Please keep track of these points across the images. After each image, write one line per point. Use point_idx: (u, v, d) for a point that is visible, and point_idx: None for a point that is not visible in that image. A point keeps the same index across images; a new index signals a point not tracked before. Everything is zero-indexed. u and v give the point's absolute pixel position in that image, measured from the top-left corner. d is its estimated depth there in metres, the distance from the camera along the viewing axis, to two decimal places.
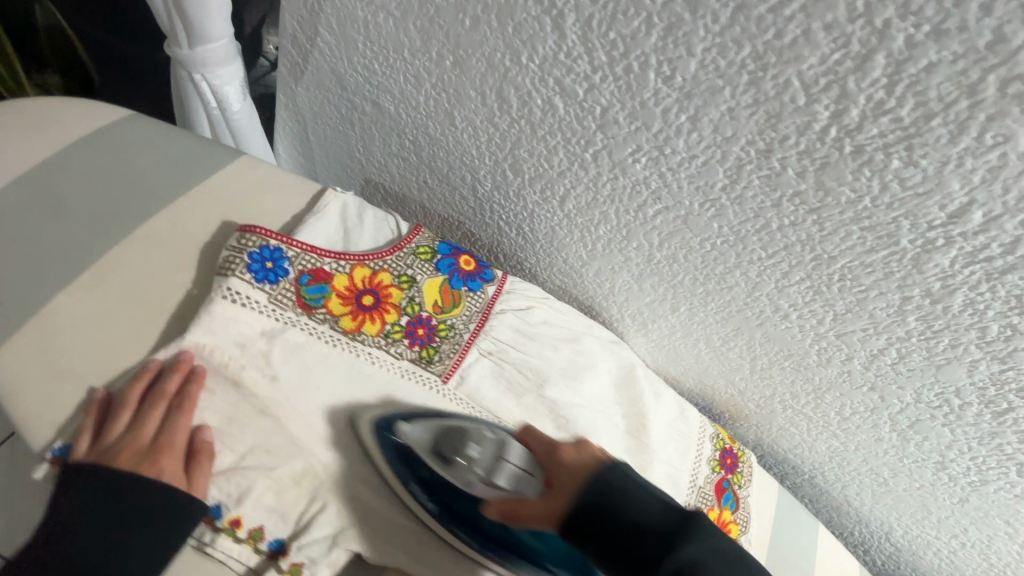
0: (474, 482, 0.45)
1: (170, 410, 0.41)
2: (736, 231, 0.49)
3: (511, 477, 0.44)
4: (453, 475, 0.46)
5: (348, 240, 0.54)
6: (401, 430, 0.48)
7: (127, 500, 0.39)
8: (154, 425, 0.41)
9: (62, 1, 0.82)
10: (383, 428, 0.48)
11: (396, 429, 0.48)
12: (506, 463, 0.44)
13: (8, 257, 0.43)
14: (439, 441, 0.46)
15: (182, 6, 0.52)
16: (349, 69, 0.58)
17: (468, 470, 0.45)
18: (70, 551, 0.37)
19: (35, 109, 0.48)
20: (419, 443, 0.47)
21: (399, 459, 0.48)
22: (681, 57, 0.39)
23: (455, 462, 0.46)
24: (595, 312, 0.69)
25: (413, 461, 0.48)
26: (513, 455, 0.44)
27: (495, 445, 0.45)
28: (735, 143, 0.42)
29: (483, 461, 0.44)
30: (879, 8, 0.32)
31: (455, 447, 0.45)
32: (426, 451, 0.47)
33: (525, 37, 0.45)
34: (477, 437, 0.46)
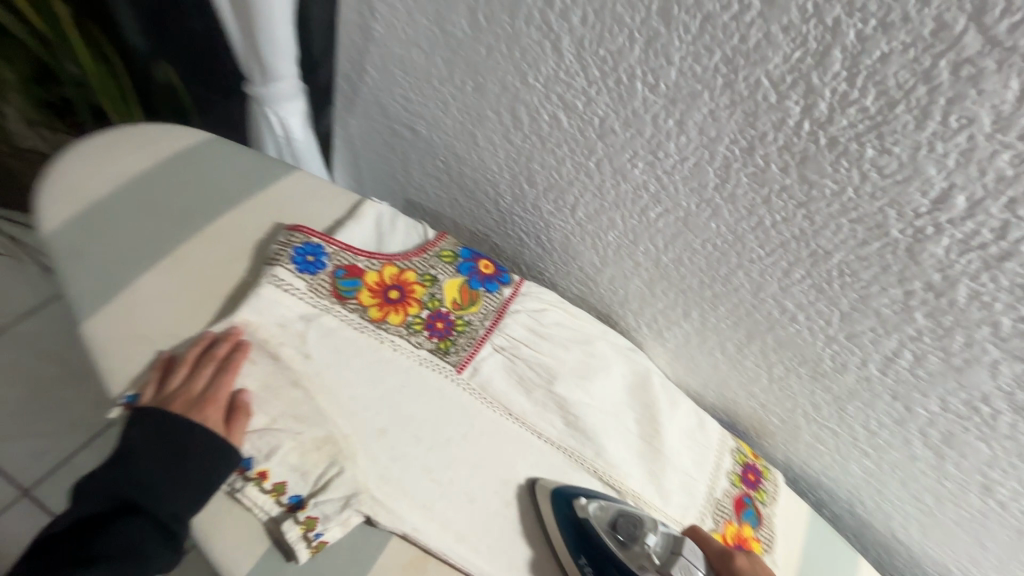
0: (646, 568, 0.49)
1: (218, 370, 0.49)
2: (733, 230, 0.51)
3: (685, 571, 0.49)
4: (624, 555, 0.50)
5: (381, 242, 0.62)
6: (582, 504, 0.53)
7: (177, 441, 0.46)
8: (203, 381, 0.48)
9: (178, 61, 1.01)
10: (561, 501, 0.54)
11: (574, 503, 0.53)
12: (682, 557, 0.49)
13: (103, 242, 0.51)
14: (619, 525, 0.52)
15: (259, 51, 0.63)
16: (391, 99, 0.67)
17: (643, 555, 0.50)
18: (126, 479, 0.44)
19: (134, 126, 0.58)
20: (600, 521, 0.52)
21: (570, 526, 0.53)
22: (662, 66, 0.44)
23: (629, 543, 0.51)
24: (613, 321, 0.72)
25: (585, 539, 0.52)
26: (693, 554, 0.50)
27: (672, 539, 0.51)
28: (720, 143, 0.46)
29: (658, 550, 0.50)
30: (827, 8, 0.35)
31: (633, 533, 0.51)
32: (605, 529, 0.52)
33: (531, 60, 0.51)
34: (654, 526, 0.51)
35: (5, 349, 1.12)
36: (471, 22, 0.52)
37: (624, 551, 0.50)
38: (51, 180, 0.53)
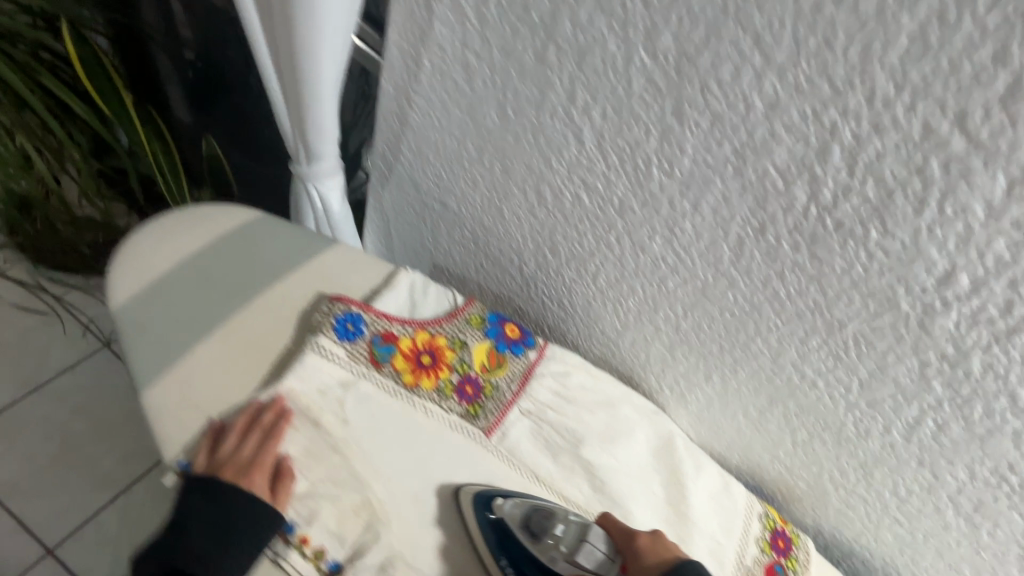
0: (557, 558, 0.50)
1: (264, 436, 0.52)
2: (750, 300, 0.54)
3: (591, 557, 0.49)
4: (535, 549, 0.51)
5: (413, 309, 0.66)
6: (497, 505, 0.54)
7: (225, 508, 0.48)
8: (250, 447, 0.51)
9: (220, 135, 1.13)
10: (480, 504, 0.55)
11: (493, 505, 0.54)
12: (588, 544, 0.50)
13: (164, 315, 0.56)
14: (531, 519, 0.53)
15: (307, 138, 0.69)
16: (424, 176, 0.73)
17: (553, 547, 0.51)
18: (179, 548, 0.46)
19: (194, 208, 0.63)
20: (512, 518, 0.53)
21: (489, 528, 0.54)
22: (677, 155, 0.48)
23: (540, 538, 0.51)
24: (635, 382, 0.73)
25: (503, 539, 0.53)
26: (596, 538, 0.50)
27: (579, 527, 0.51)
28: (733, 222, 0.50)
29: (566, 540, 0.50)
30: (824, 112, 0.39)
31: (544, 525, 0.52)
32: (519, 526, 0.53)
33: (554, 146, 0.56)
34: (564, 518, 0.52)
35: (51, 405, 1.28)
36: (499, 114, 0.58)
37: (536, 544, 0.51)
38: (120, 259, 0.57)
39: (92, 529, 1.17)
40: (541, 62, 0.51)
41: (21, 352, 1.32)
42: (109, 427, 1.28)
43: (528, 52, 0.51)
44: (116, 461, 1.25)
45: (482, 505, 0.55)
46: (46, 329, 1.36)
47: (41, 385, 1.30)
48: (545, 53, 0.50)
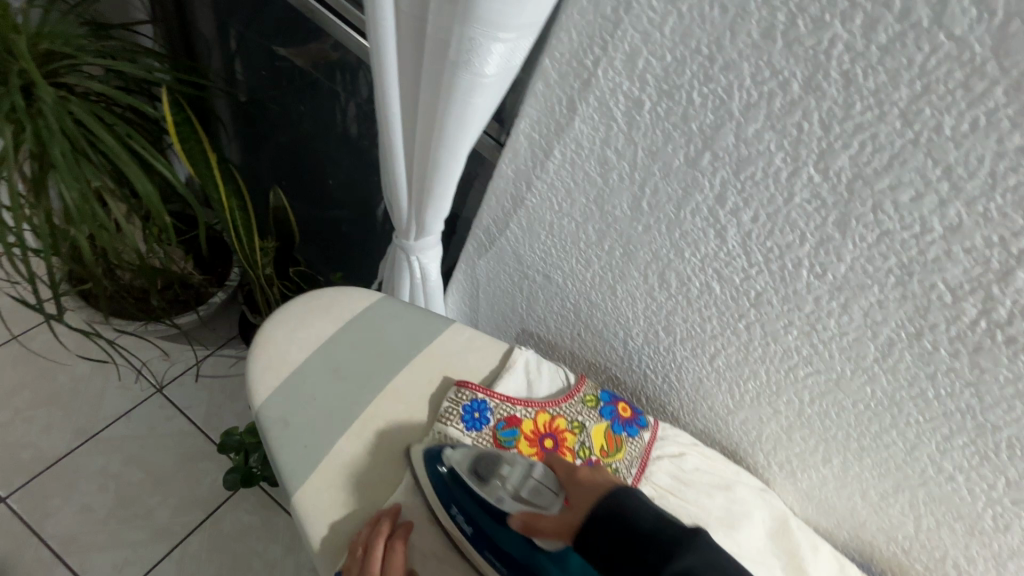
0: (503, 498, 0.49)
1: (387, 546, 0.49)
2: (890, 396, 0.54)
3: (534, 492, 0.48)
4: (483, 491, 0.51)
5: (531, 389, 0.66)
6: (446, 456, 0.54)
7: None
8: (378, 564, 0.48)
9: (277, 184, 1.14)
10: (431, 458, 0.54)
11: (442, 459, 0.54)
12: (531, 479, 0.49)
13: (307, 409, 0.56)
14: (478, 464, 0.52)
15: (423, 219, 0.70)
16: (530, 251, 0.74)
17: (500, 486, 0.50)
18: None
19: (319, 294, 0.64)
20: (461, 468, 0.52)
21: (441, 482, 0.53)
22: (833, 261, 0.49)
23: (487, 479, 0.51)
24: (740, 457, 0.73)
25: (452, 489, 0.52)
26: (538, 473, 0.50)
27: (524, 466, 0.50)
28: (886, 325, 0.50)
29: (514, 480, 0.50)
30: (1013, 241, 0.40)
31: (491, 468, 0.51)
32: (466, 472, 0.52)
33: (690, 240, 0.57)
34: (511, 458, 0.52)
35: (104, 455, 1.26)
36: (632, 205, 0.59)
37: (484, 487, 0.51)
38: (259, 352, 0.58)
39: None
40: (692, 166, 0.52)
41: (77, 399, 1.31)
42: (163, 476, 1.27)
43: (678, 156, 0.52)
44: (170, 512, 1.23)
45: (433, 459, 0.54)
46: (101, 374, 1.35)
47: (96, 434, 1.28)
48: (698, 158, 0.51)
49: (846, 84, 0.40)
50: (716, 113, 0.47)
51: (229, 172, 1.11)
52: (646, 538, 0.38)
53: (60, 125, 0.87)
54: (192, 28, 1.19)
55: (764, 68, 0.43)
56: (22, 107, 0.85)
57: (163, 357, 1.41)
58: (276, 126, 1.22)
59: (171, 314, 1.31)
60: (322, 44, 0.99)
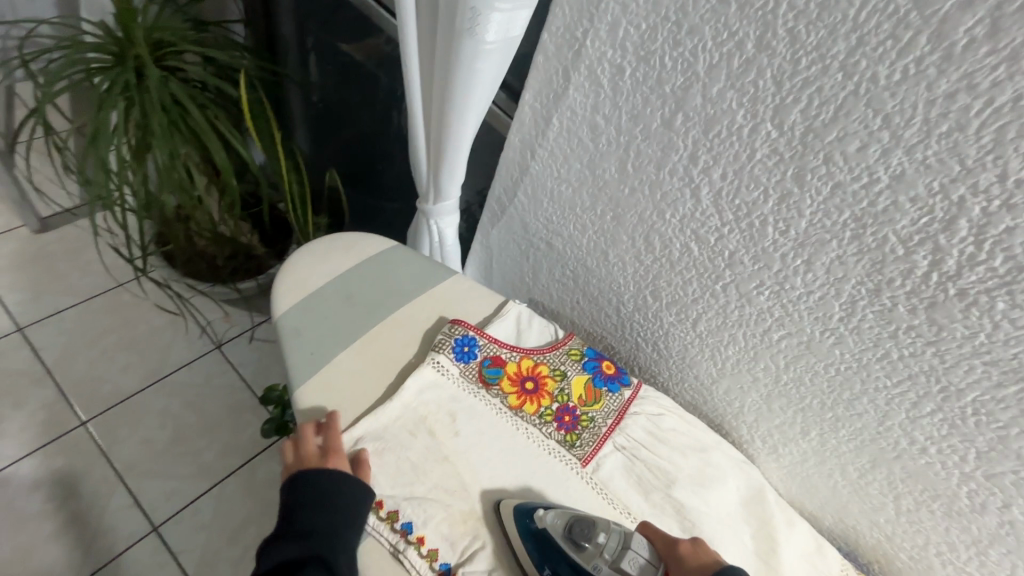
0: (600, 567, 0.51)
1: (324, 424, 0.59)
2: (858, 358, 0.55)
3: (636, 565, 0.51)
4: (579, 556, 0.53)
5: (520, 337, 0.71)
6: (540, 514, 0.56)
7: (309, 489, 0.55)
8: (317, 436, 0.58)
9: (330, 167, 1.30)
10: (521, 514, 0.56)
11: (536, 516, 0.55)
12: (632, 552, 0.51)
13: (319, 324, 0.65)
14: (574, 528, 0.54)
15: (438, 182, 0.78)
16: (534, 219, 0.80)
17: (597, 555, 0.52)
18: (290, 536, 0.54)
19: (343, 237, 0.74)
20: (556, 530, 0.54)
21: (532, 540, 0.54)
22: (794, 216, 0.52)
23: (582, 545, 0.53)
24: (725, 431, 0.75)
25: (546, 550, 0.54)
26: (638, 546, 0.52)
27: (621, 535, 0.53)
28: (847, 282, 0.52)
29: (609, 546, 0.52)
30: (952, 188, 0.42)
31: (587, 533, 0.53)
32: (562, 535, 0.54)
33: (670, 201, 0.61)
34: (606, 526, 0.54)
35: (166, 396, 1.43)
36: (619, 168, 0.64)
37: (581, 553, 0.53)
38: (286, 275, 0.68)
39: (189, 514, 1.29)
40: (667, 127, 0.57)
41: (151, 347, 1.50)
42: (213, 422, 1.42)
43: (656, 118, 0.57)
44: (216, 453, 1.37)
45: (524, 515, 0.56)
46: (173, 328, 1.54)
47: (162, 378, 1.46)
48: (672, 119, 0.56)
49: (791, 42, 0.45)
50: (685, 75, 0.52)
51: (293, 150, 1.26)
52: None
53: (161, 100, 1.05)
54: (276, 30, 1.37)
55: (723, 31, 0.48)
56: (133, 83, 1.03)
57: (225, 319, 1.59)
58: (337, 116, 1.37)
59: (235, 280, 1.48)
60: (379, 41, 1.13)
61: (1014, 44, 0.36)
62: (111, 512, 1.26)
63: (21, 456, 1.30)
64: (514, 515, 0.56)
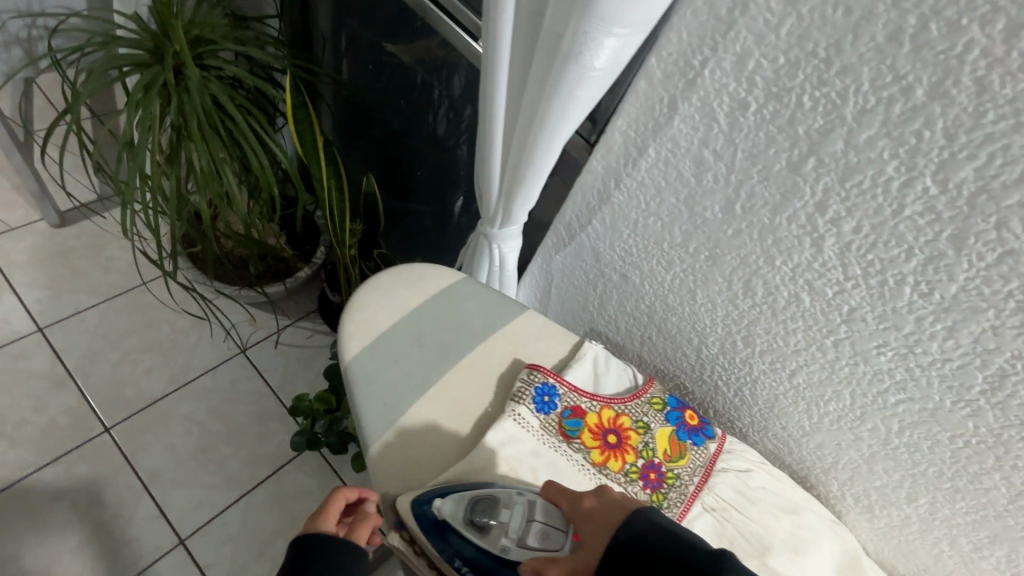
0: (509, 547, 0.49)
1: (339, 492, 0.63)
2: (996, 434, 0.50)
3: (541, 536, 0.49)
4: (485, 540, 0.50)
5: (598, 383, 0.66)
6: (438, 504, 0.52)
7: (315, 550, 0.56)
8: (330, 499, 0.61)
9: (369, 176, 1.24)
10: (418, 506, 0.52)
11: (432, 504, 0.52)
12: (535, 523, 0.50)
13: (390, 370, 0.61)
14: (476, 509, 0.51)
15: (509, 208, 0.72)
16: (609, 249, 0.75)
17: (502, 535, 0.50)
18: None
19: (407, 269, 0.68)
20: (455, 514, 0.51)
21: (432, 530, 0.51)
22: (942, 280, 0.47)
23: (487, 528, 0.51)
24: (811, 484, 0.70)
25: (450, 540, 0.51)
26: (540, 514, 0.50)
27: (524, 507, 0.51)
28: (998, 354, 0.47)
29: (514, 525, 0.50)
30: None
31: (489, 512, 0.51)
32: (463, 520, 0.51)
33: (783, 247, 0.56)
34: (508, 502, 0.52)
35: (190, 402, 1.39)
36: (724, 208, 0.58)
37: (485, 537, 0.50)
38: (351, 314, 0.63)
39: (216, 527, 1.25)
40: (794, 171, 0.51)
41: (174, 349, 1.45)
42: (240, 430, 1.38)
43: (780, 160, 0.51)
44: (242, 463, 1.34)
45: (423, 505, 0.52)
46: (196, 330, 1.50)
47: (186, 383, 1.41)
48: (802, 163, 0.50)
49: (978, 91, 0.39)
50: (827, 117, 0.47)
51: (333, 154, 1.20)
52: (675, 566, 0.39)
53: (201, 102, 0.99)
54: (312, 24, 1.30)
55: (887, 73, 0.42)
56: (172, 83, 0.97)
57: (249, 322, 1.54)
58: (374, 117, 1.31)
59: (262, 283, 1.43)
60: (429, 42, 1.06)
61: None
62: (137, 523, 1.23)
63: (44, 463, 1.26)
64: (413, 508, 0.52)
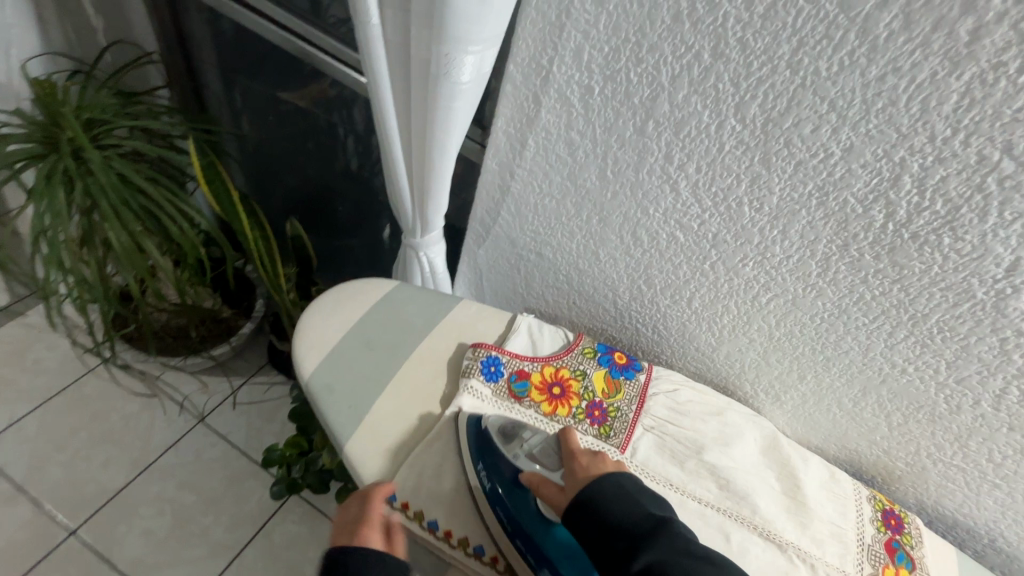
0: (519, 455, 0.61)
1: None
2: (838, 305, 0.64)
3: (544, 460, 0.60)
4: (506, 448, 0.61)
5: (536, 347, 0.75)
6: (486, 417, 0.64)
7: None
8: None
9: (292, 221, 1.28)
10: (473, 420, 0.64)
11: (482, 421, 0.64)
12: (545, 447, 0.61)
13: (349, 376, 0.67)
14: (507, 426, 0.63)
15: (425, 215, 0.81)
16: (521, 233, 0.85)
17: (520, 446, 0.62)
18: None
19: (348, 288, 0.75)
20: (495, 426, 0.63)
21: (473, 438, 0.63)
22: (766, 195, 0.59)
23: (511, 441, 0.62)
24: (731, 390, 0.82)
25: (483, 445, 0.62)
26: (550, 443, 0.62)
27: (543, 436, 0.63)
28: (819, 243, 0.60)
29: (532, 443, 0.62)
30: (893, 152, 0.50)
31: (518, 430, 0.63)
32: (495, 432, 0.63)
33: (651, 197, 0.68)
34: (534, 429, 0.64)
35: (157, 482, 1.36)
36: (600, 175, 0.70)
37: (507, 445, 0.62)
38: (303, 336, 0.70)
39: None
40: (641, 134, 0.63)
41: (128, 435, 1.42)
42: (215, 496, 1.36)
43: (629, 127, 0.63)
44: (225, 527, 1.32)
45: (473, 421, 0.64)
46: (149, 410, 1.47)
47: (149, 465, 1.38)
48: (644, 126, 0.62)
49: (743, 49, 0.51)
50: (651, 87, 0.58)
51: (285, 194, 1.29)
52: (626, 528, 0.50)
53: (107, 180, 1.00)
54: (202, 86, 1.33)
55: (681, 46, 0.54)
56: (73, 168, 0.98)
57: (202, 390, 1.52)
58: (284, 163, 1.35)
59: (207, 347, 1.43)
60: (321, 84, 1.12)
61: (924, 32, 0.44)
62: None
63: None
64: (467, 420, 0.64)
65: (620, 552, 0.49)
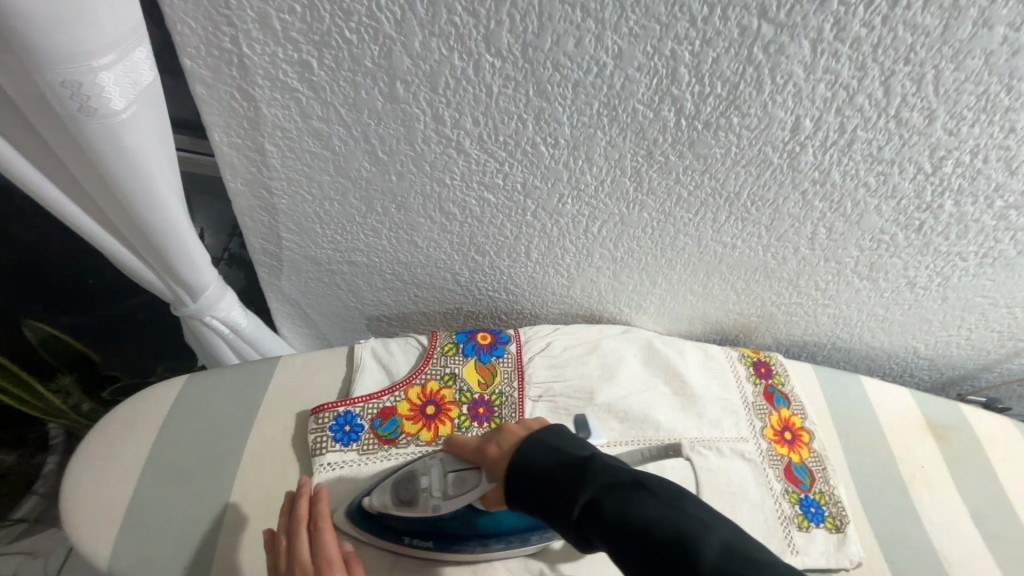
0: (438, 504, 0.50)
1: None
2: (662, 210, 0.61)
3: (458, 481, 0.50)
4: (418, 509, 0.51)
5: (391, 373, 0.65)
6: (366, 502, 0.53)
7: None
8: None
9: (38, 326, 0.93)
10: (355, 512, 0.54)
11: (364, 506, 0.53)
12: (450, 472, 0.50)
13: (165, 527, 0.52)
14: (399, 491, 0.52)
15: (181, 278, 0.61)
16: (318, 249, 0.70)
17: (429, 497, 0.51)
18: None
19: (117, 420, 0.59)
20: (383, 502, 0.52)
21: (365, 522, 0.53)
22: (556, 127, 0.52)
23: (415, 498, 0.51)
24: (598, 315, 0.80)
25: (388, 527, 0.52)
26: (451, 465, 0.51)
27: (438, 465, 0.51)
28: (625, 159, 0.55)
29: (437, 482, 0.51)
30: (662, 46, 0.44)
31: (413, 487, 0.52)
32: (392, 505, 0.52)
33: (441, 166, 0.57)
34: (424, 469, 0.52)
35: None
36: (373, 160, 0.56)
37: (417, 507, 0.51)
38: (76, 509, 0.53)
39: None
40: (394, 101, 0.50)
41: None
42: None
43: (377, 97, 0.50)
44: None
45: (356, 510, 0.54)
46: None
47: None
48: (394, 91, 0.49)
49: None
50: (379, 42, 0.45)
51: None
52: (552, 481, 0.40)
53: None
54: None
55: None
56: None
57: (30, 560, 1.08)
58: None
59: None
60: None
61: None
62: None
63: None
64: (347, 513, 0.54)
65: (558, 509, 0.39)
